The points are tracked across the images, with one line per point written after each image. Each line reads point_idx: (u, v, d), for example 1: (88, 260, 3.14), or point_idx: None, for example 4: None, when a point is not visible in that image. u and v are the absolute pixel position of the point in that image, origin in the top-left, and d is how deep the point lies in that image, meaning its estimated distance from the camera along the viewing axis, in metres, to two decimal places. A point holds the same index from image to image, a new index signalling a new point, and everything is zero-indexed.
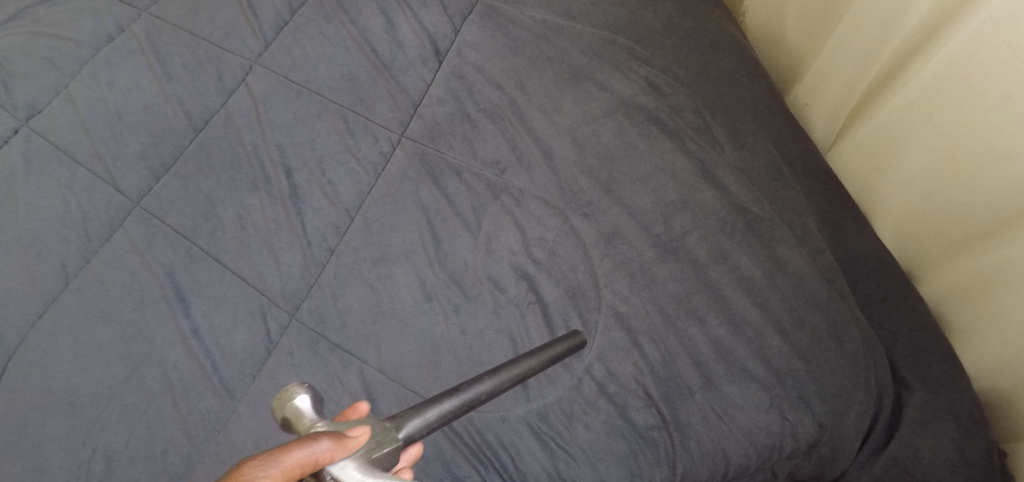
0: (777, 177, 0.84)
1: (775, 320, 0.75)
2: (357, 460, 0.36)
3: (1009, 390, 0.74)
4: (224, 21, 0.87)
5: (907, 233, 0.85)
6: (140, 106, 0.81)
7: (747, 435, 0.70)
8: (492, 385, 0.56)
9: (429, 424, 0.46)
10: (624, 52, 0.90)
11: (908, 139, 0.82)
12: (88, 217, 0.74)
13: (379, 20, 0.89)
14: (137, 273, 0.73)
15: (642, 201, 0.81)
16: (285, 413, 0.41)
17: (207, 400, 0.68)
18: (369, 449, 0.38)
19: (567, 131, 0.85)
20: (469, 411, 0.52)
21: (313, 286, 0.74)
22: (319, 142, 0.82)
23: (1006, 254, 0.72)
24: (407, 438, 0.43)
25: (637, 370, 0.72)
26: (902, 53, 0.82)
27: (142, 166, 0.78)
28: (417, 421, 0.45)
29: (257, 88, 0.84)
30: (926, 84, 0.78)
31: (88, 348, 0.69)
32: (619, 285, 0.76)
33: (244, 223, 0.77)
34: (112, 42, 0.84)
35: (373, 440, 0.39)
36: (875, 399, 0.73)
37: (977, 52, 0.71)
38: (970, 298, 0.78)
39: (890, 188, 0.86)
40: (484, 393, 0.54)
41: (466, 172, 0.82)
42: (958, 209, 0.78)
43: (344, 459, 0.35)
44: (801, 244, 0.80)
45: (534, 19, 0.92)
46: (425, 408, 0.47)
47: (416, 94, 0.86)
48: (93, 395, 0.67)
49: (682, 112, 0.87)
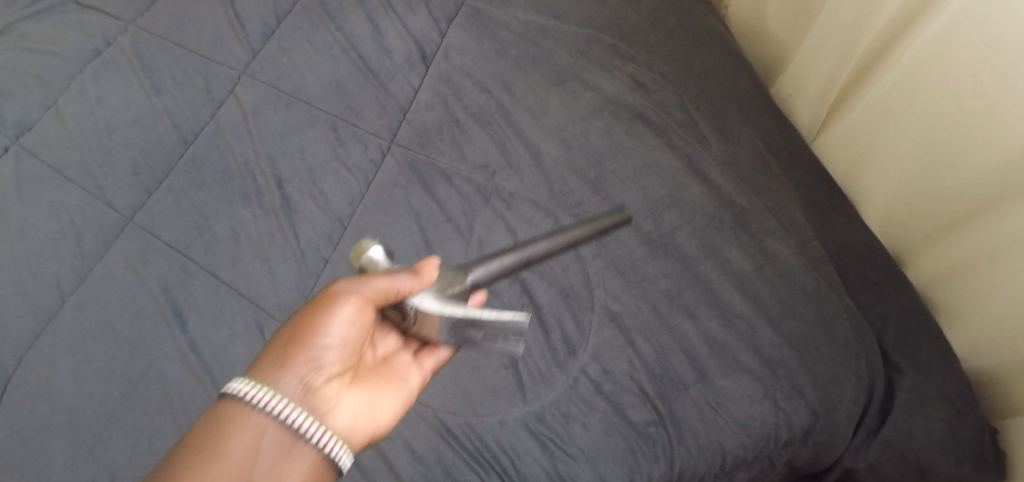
0: (762, 169, 0.82)
1: (763, 311, 0.73)
2: (432, 293, 0.52)
3: (991, 372, 0.71)
4: (211, 34, 0.88)
5: (894, 223, 0.80)
6: (129, 120, 0.82)
7: (742, 427, 0.68)
8: (548, 247, 0.69)
9: (491, 273, 0.61)
10: (608, 50, 0.88)
11: (889, 125, 0.76)
12: (82, 235, 0.76)
13: (365, 27, 0.88)
14: (133, 289, 0.73)
15: (632, 199, 0.79)
16: (362, 261, 0.55)
17: (206, 414, 0.68)
18: (441, 286, 0.53)
19: (555, 132, 0.83)
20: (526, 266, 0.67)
21: (308, 297, 0.74)
22: (309, 152, 0.81)
23: (1001, 252, 0.66)
24: (473, 283, 0.59)
25: (632, 368, 0.71)
26: (881, 36, 0.75)
27: (134, 181, 0.79)
28: (481, 271, 0.60)
29: (245, 100, 0.84)
30: (908, 68, 0.72)
31: (86, 364, 0.70)
32: (611, 284, 0.74)
33: (238, 236, 0.77)
34: (99, 55, 0.86)
35: (445, 280, 0.54)
36: (867, 384, 0.70)
37: (959, 33, 0.64)
38: (960, 291, 0.73)
39: (873, 176, 0.81)
40: (540, 252, 0.68)
41: (457, 176, 0.81)
42: (945, 201, 0.72)
43: (422, 292, 0.52)
44: (789, 232, 0.78)
45: (519, 20, 0.90)
46: (488, 261, 0.62)
47: (404, 99, 0.85)
48: (94, 413, 0.68)
49: (668, 108, 0.85)
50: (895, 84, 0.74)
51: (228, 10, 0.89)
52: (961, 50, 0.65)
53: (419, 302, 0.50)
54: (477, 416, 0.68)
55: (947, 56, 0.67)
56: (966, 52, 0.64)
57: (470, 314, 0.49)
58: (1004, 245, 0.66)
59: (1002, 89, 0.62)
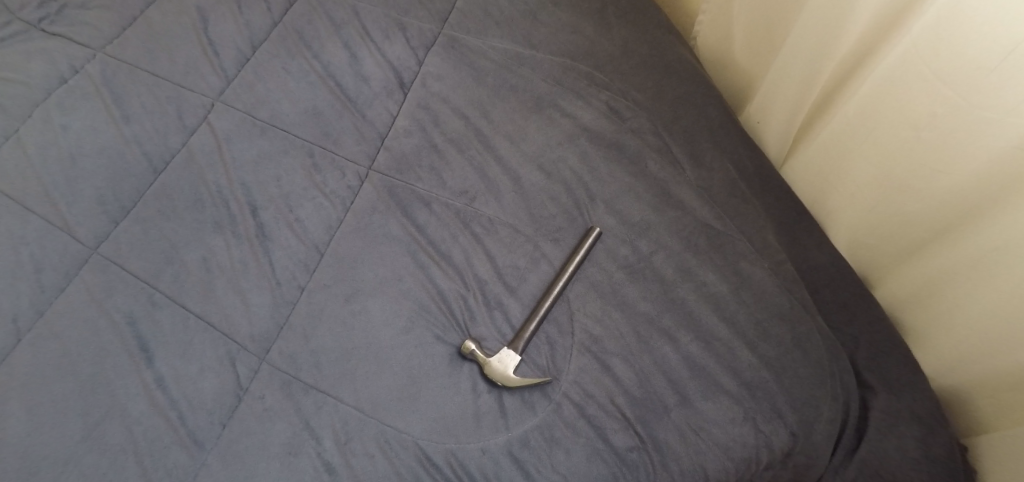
0: (737, 194, 0.83)
1: (741, 333, 0.74)
2: (509, 363, 0.70)
3: (956, 389, 0.74)
4: (185, 62, 0.87)
5: (863, 244, 0.82)
6: (97, 149, 0.80)
7: (724, 450, 0.68)
8: (560, 287, 0.75)
9: (527, 334, 0.72)
10: (583, 78, 0.90)
11: (852, 154, 0.79)
12: (42, 268, 0.73)
13: (342, 54, 0.89)
14: (96, 323, 0.71)
15: (610, 222, 0.80)
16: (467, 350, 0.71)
17: (173, 453, 0.65)
18: (509, 368, 0.69)
19: (533, 158, 0.84)
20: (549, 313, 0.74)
21: (284, 326, 0.72)
22: (285, 180, 0.81)
23: (969, 271, 0.69)
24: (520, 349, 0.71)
25: (613, 391, 0.71)
26: (840, 66, 0.77)
27: (100, 211, 0.77)
28: (520, 337, 0.71)
29: (219, 127, 0.83)
30: (868, 97, 0.74)
31: (43, 404, 0.67)
32: (592, 308, 0.75)
33: (210, 265, 0.75)
34: (66, 83, 0.84)
35: (506, 361, 0.70)
36: (843, 404, 0.72)
37: (915, 65, 0.67)
38: (926, 310, 0.76)
39: (839, 200, 0.84)
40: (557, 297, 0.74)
41: (436, 202, 0.81)
42: (908, 225, 0.75)
43: (507, 358, 0.70)
44: (763, 255, 0.79)
45: (496, 48, 0.92)
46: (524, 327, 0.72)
47: (382, 125, 0.85)
48: (50, 456, 0.64)
49: (643, 134, 0.86)
50: (856, 113, 0.77)
51: (202, 37, 0.88)
52: (918, 80, 0.68)
53: (499, 367, 0.69)
54: (459, 444, 0.67)
55: (905, 86, 0.70)
56: (922, 81, 0.67)
57: (522, 379, 0.69)
58: (972, 265, 0.68)
59: (959, 117, 0.65)
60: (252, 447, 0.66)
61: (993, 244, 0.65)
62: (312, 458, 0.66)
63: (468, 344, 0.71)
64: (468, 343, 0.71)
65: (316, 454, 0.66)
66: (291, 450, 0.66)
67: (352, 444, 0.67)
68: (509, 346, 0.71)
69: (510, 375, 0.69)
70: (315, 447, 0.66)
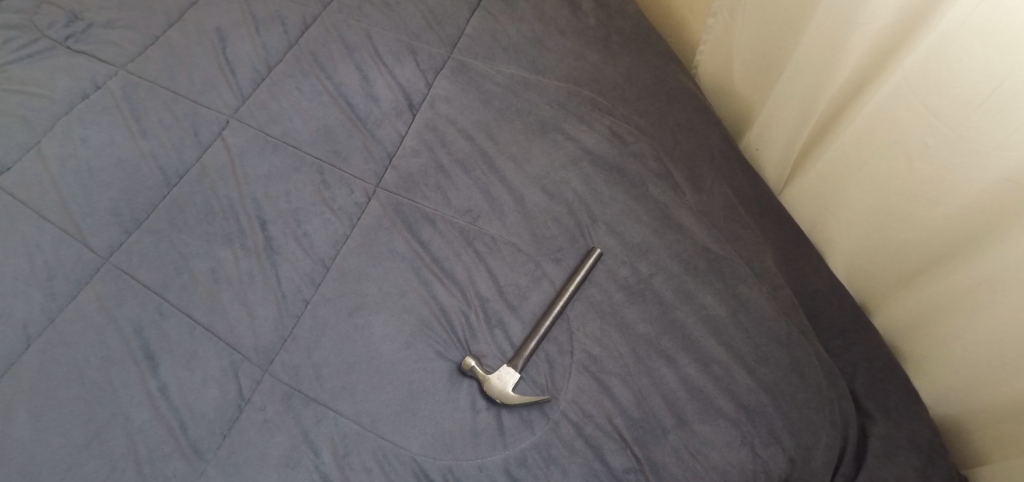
0: (737, 218, 0.84)
1: (739, 357, 0.75)
2: (506, 381, 0.70)
3: (956, 418, 0.75)
4: (203, 80, 0.90)
5: (860, 271, 0.83)
6: (115, 162, 0.83)
7: (721, 474, 0.69)
8: (559, 305, 0.76)
9: (525, 352, 0.72)
10: (588, 103, 0.92)
11: (849, 183, 0.81)
12: (54, 275, 0.75)
13: (354, 76, 0.92)
14: (104, 332, 0.72)
15: (610, 244, 0.81)
16: (467, 368, 0.72)
17: (173, 462, 0.66)
18: (506, 386, 0.70)
19: (537, 179, 0.86)
20: (547, 331, 0.74)
21: (287, 339, 0.73)
22: (294, 195, 0.82)
23: (963, 300, 0.70)
24: (518, 367, 0.71)
25: (610, 411, 0.71)
26: (834, 99, 0.79)
27: (114, 222, 0.79)
28: (519, 356, 0.72)
29: (233, 143, 0.85)
30: (861, 129, 0.76)
31: (49, 409, 0.68)
32: (592, 327, 0.76)
33: (218, 277, 0.77)
34: (88, 97, 0.87)
35: (504, 380, 0.70)
36: (841, 431, 0.72)
37: (907, 99, 0.69)
38: (923, 337, 0.77)
39: (837, 227, 0.85)
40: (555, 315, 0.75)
41: (440, 220, 0.82)
42: (904, 252, 0.76)
43: (504, 374, 0.71)
44: (762, 279, 0.80)
45: (503, 73, 0.94)
46: (523, 345, 0.73)
47: (391, 145, 0.87)
48: (51, 462, 0.65)
49: (644, 159, 0.88)
50: (851, 143, 0.78)
51: (220, 56, 0.91)
52: (909, 113, 0.70)
53: (497, 383, 0.70)
54: (456, 460, 0.68)
55: (896, 119, 0.72)
56: (914, 115, 0.69)
57: (518, 398, 0.70)
58: (967, 293, 0.70)
59: (952, 149, 0.67)
60: (251, 459, 0.67)
61: (987, 273, 0.67)
62: (309, 471, 0.67)
63: (467, 360, 0.72)
64: (468, 360, 0.72)
65: (314, 467, 0.67)
66: (290, 463, 0.67)
67: (351, 457, 0.67)
68: (509, 364, 0.72)
69: (508, 392, 0.70)
70: (313, 460, 0.67)
